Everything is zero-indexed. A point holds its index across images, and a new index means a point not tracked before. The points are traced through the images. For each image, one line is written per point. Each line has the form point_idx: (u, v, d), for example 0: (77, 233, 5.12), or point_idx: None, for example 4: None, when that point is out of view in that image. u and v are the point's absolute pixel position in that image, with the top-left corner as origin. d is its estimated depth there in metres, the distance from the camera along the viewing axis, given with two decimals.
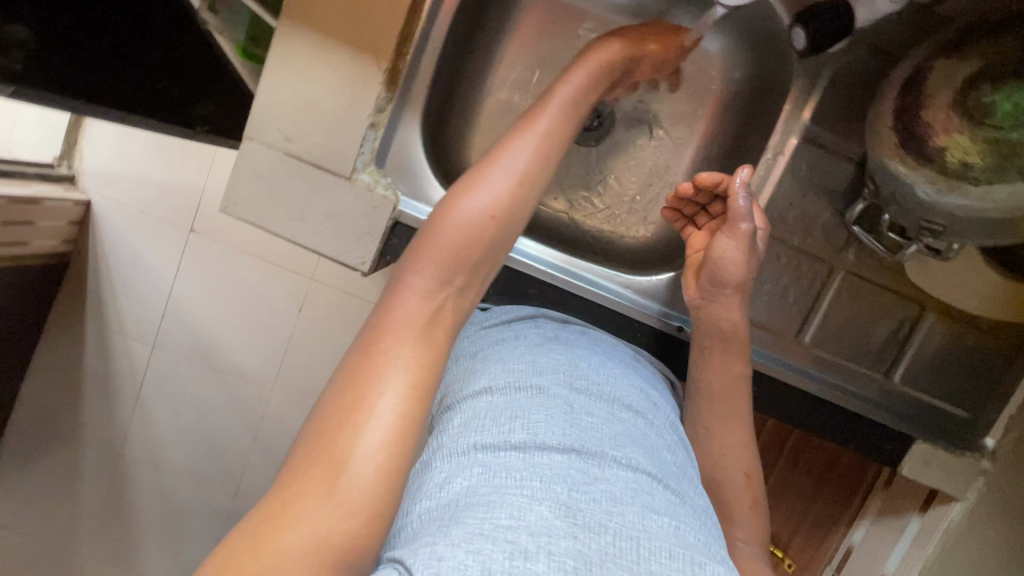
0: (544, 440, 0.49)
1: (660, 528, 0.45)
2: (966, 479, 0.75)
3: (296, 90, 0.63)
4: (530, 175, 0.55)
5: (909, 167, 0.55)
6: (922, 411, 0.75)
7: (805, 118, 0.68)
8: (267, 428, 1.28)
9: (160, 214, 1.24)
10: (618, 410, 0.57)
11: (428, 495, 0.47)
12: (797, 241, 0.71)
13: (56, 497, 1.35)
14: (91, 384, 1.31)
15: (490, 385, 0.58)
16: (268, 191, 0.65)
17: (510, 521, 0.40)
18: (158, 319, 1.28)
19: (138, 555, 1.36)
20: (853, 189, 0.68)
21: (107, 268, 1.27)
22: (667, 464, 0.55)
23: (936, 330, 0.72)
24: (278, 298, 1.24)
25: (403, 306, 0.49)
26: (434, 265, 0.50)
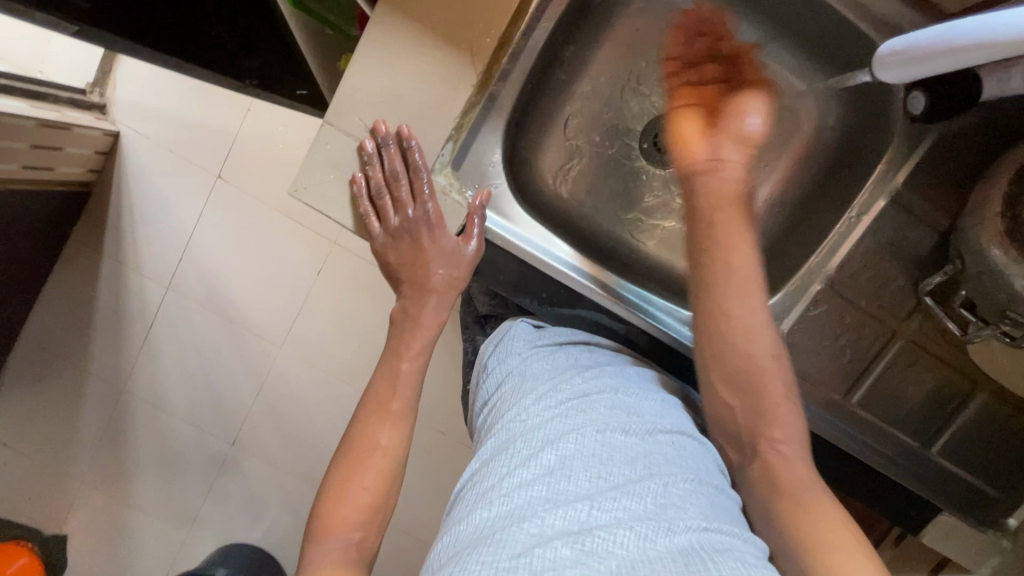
0: (571, 467, 0.50)
1: (679, 542, 0.43)
2: (982, 554, 0.76)
3: (381, 79, 0.61)
4: (398, 414, 0.63)
5: (1010, 257, 0.54)
6: (952, 486, 0.74)
7: (897, 183, 0.67)
8: (275, 386, 1.28)
9: (191, 157, 1.21)
10: (657, 433, 0.56)
11: (456, 527, 0.49)
12: (864, 303, 0.70)
13: (53, 425, 1.34)
14: (103, 318, 1.29)
15: (523, 407, 0.59)
16: (340, 180, 0.63)
17: (511, 562, 0.41)
18: (177, 263, 1.26)
19: (130, 493, 1.36)
20: (932, 260, 0.67)
21: (131, 206, 1.24)
22: (705, 479, 0.53)
23: (983, 409, 0.72)
24: (303, 262, 1.23)
25: (321, 563, 0.54)
26: (338, 526, 0.56)
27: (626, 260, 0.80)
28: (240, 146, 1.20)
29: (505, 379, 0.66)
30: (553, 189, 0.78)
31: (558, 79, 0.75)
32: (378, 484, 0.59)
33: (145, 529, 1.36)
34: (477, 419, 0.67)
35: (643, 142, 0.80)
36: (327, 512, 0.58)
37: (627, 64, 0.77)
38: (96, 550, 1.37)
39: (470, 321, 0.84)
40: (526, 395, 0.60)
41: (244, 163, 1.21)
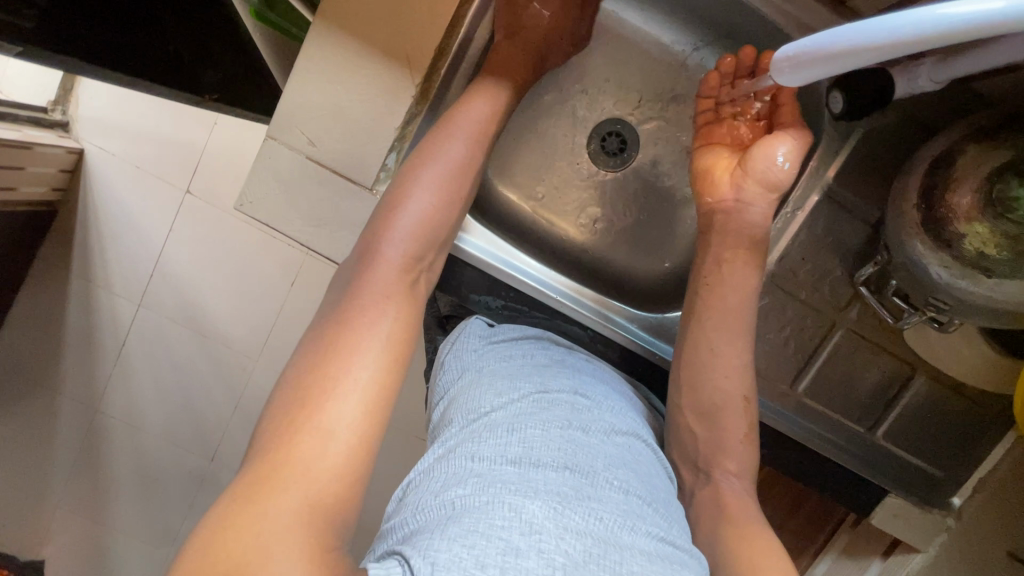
0: (540, 456, 0.48)
1: (641, 543, 0.45)
2: (930, 534, 0.78)
3: (322, 92, 0.62)
4: (468, 163, 0.65)
5: (929, 248, 0.57)
6: (897, 468, 0.77)
7: (828, 178, 0.69)
8: (249, 398, 1.27)
9: (155, 171, 1.21)
10: (612, 434, 0.57)
11: (425, 499, 0.46)
12: (805, 295, 0.72)
13: (26, 447, 1.32)
14: (72, 337, 1.28)
15: (487, 400, 0.57)
16: (287, 193, 0.65)
17: (503, 523, 0.40)
18: (147, 279, 1.25)
19: (107, 512, 1.34)
20: (864, 251, 0.70)
21: (97, 223, 1.23)
22: (656, 487, 0.55)
23: (924, 392, 0.74)
24: (272, 274, 1.22)
25: (375, 275, 0.56)
26: (406, 244, 0.59)
27: (577, 259, 0.82)
28: (206, 161, 1.19)
29: (460, 375, 0.64)
30: (506, 193, 0.80)
31: None
32: (427, 219, 0.61)
33: (122, 548, 1.35)
34: (432, 414, 0.65)
35: (591, 145, 0.82)
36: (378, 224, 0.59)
37: (571, 71, 0.81)
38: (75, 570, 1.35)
39: (430, 322, 0.84)
40: (490, 386, 0.59)
41: (208, 176, 1.20)
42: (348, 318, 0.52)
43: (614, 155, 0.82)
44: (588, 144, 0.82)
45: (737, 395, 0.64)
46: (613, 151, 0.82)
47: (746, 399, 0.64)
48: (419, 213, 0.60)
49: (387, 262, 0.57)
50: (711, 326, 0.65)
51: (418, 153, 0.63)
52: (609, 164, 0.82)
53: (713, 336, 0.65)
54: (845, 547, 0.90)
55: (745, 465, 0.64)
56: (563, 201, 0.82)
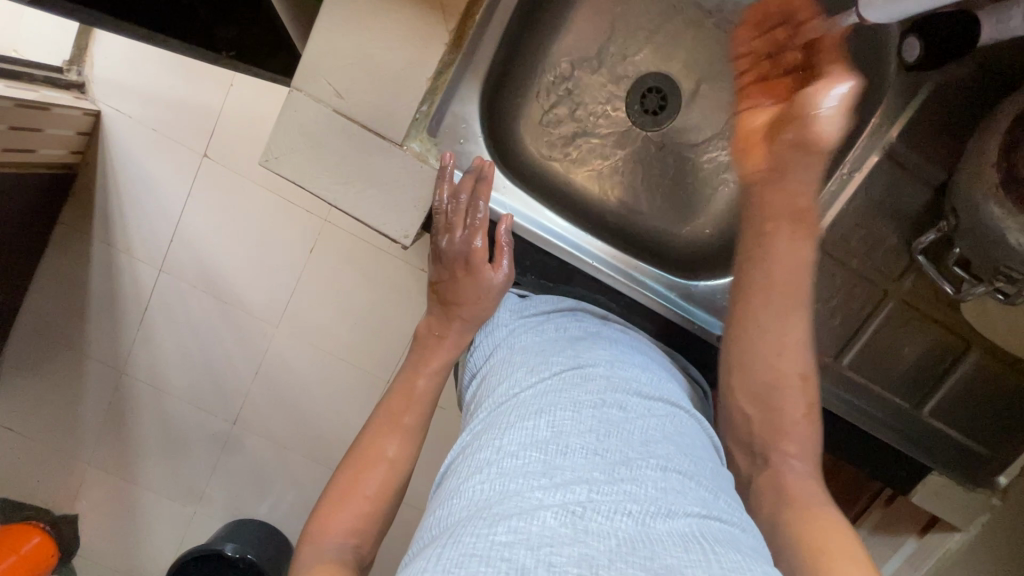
0: (567, 444, 0.45)
1: (678, 526, 0.39)
2: (972, 513, 0.77)
3: (349, 39, 0.59)
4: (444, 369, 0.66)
5: (1006, 210, 0.52)
6: (943, 447, 0.74)
7: (890, 137, 0.65)
8: (272, 363, 1.27)
9: (174, 133, 1.18)
10: (652, 405, 0.53)
11: (445, 505, 0.44)
12: (856, 264, 0.69)
13: (59, 408, 1.35)
14: (98, 302, 1.28)
15: (518, 380, 0.55)
16: (312, 150, 0.61)
17: (507, 536, 0.37)
18: (168, 243, 1.24)
19: (138, 472, 1.38)
20: (925, 218, 0.66)
21: (117, 187, 1.21)
22: (701, 460, 0.50)
23: (978, 368, 0.71)
24: (294, 238, 1.20)
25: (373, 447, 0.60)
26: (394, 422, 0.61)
27: (615, 225, 0.78)
28: (225, 122, 1.16)
29: (494, 352, 0.62)
30: (538, 152, 0.76)
31: (535, 39, 0.73)
32: (384, 475, 0.58)
33: (155, 505, 1.39)
34: (465, 394, 0.63)
35: (630, 101, 0.77)
36: (319, 521, 0.55)
37: (612, 21, 0.75)
38: (110, 525, 1.40)
39: None
40: (517, 368, 0.56)
41: (228, 138, 1.17)
42: (364, 461, 0.58)
43: (654, 114, 0.77)
44: (628, 104, 0.77)
45: (793, 375, 0.60)
46: (651, 110, 0.77)
47: (803, 377, 0.60)
48: (372, 464, 0.58)
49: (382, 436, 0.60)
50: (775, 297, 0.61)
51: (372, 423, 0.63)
52: (647, 121, 0.77)
53: (766, 317, 0.61)
54: (878, 523, 0.87)
55: (806, 446, 0.59)
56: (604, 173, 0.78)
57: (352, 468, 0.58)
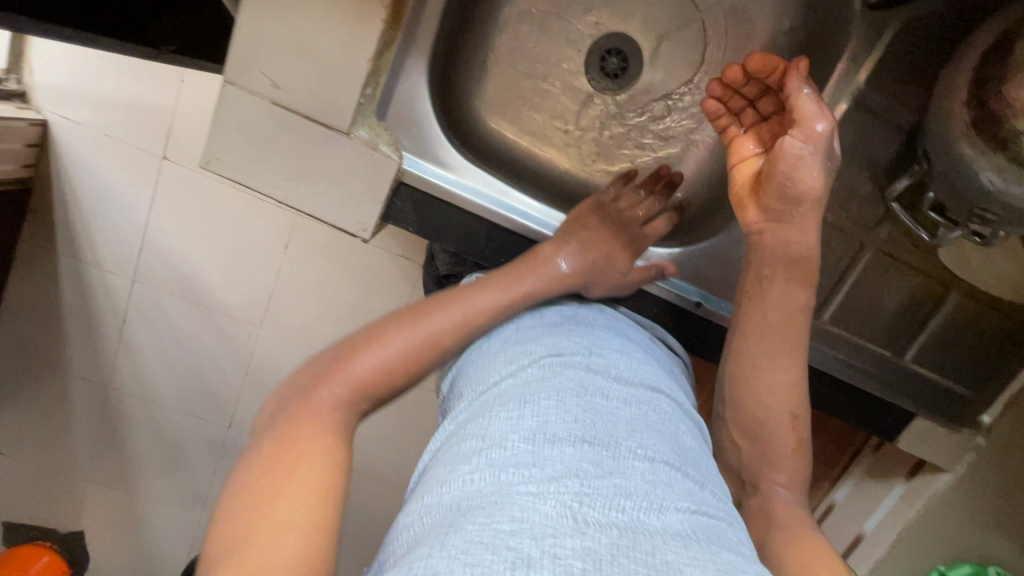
0: (556, 430, 0.43)
1: (672, 522, 0.38)
2: (959, 453, 0.77)
3: (279, 24, 0.54)
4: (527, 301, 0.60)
5: (979, 150, 0.51)
6: (928, 392, 0.74)
7: (858, 82, 0.62)
8: (260, 363, 1.25)
9: (128, 137, 1.10)
10: (635, 391, 0.50)
11: (431, 491, 0.41)
12: (831, 217, 0.67)
13: (49, 428, 1.33)
14: (73, 319, 1.25)
15: (499, 371, 0.52)
16: (255, 146, 0.58)
17: (512, 525, 0.34)
18: (138, 252, 1.19)
19: (138, 483, 1.37)
20: (898, 163, 0.64)
21: (77, 200, 1.16)
22: (686, 447, 0.48)
23: (957, 311, 0.70)
24: (267, 235, 1.15)
25: (434, 318, 0.56)
26: (459, 315, 0.56)
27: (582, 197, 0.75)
28: (181, 122, 1.08)
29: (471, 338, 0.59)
30: (499, 128, 0.73)
31: (484, 7, 0.70)
32: (419, 353, 0.54)
33: (159, 514, 1.38)
34: (439, 387, 0.60)
35: (590, 66, 0.74)
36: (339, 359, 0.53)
37: None
38: (117, 536, 1.41)
39: (429, 282, 0.82)
40: (494, 358, 0.54)
41: (187, 139, 1.09)
42: (414, 321, 0.55)
43: (616, 77, 0.74)
44: (588, 70, 0.74)
45: (785, 415, 0.61)
46: (613, 72, 0.74)
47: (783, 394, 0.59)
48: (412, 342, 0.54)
49: (437, 325, 0.55)
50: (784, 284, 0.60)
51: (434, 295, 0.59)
52: (608, 86, 0.74)
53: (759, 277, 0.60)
54: (867, 471, 0.89)
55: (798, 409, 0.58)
56: (571, 145, 0.75)
57: (394, 322, 0.55)
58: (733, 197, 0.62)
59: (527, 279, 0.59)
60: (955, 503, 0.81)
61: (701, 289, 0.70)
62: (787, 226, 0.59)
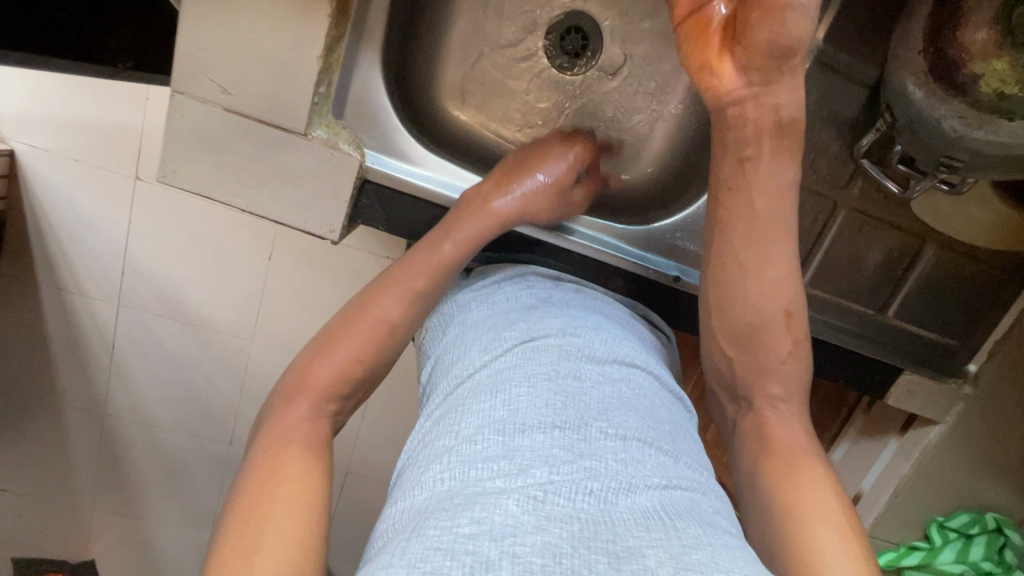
0: (524, 420, 0.43)
1: (640, 502, 0.38)
2: (948, 404, 0.77)
3: (224, 29, 0.53)
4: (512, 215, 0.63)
5: (938, 98, 0.51)
6: (912, 346, 0.74)
7: (818, 40, 0.62)
8: (254, 378, 1.22)
9: (98, 161, 1.05)
10: (610, 369, 0.49)
11: (409, 492, 0.42)
12: (802, 179, 0.67)
13: (49, 459, 1.31)
14: (60, 349, 1.22)
15: (473, 361, 0.51)
16: (212, 156, 0.57)
17: (472, 527, 0.35)
18: (121, 276, 1.15)
19: (144, 505, 1.36)
20: (864, 119, 0.64)
21: (53, 227, 1.11)
22: (661, 420, 0.48)
23: (935, 263, 0.70)
24: (248, 247, 1.10)
25: (374, 308, 0.58)
26: (399, 291, 0.59)
27: None
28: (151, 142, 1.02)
29: (450, 326, 0.59)
30: (464, 117, 0.72)
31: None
32: (378, 333, 0.58)
33: (170, 534, 1.38)
34: (421, 375, 0.60)
35: (550, 47, 0.73)
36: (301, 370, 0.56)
37: None
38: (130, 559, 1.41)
39: None
40: (469, 346, 0.53)
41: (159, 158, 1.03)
42: (360, 313, 0.58)
43: (578, 55, 0.73)
44: (547, 50, 0.73)
45: (777, 347, 0.57)
46: (574, 51, 0.73)
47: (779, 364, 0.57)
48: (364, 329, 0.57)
49: (380, 310, 0.58)
50: (772, 161, 0.54)
51: (377, 275, 0.61)
52: (571, 65, 0.73)
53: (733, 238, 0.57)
54: (860, 429, 0.89)
55: (786, 374, 0.58)
56: (539, 129, 0.74)
57: (344, 318, 0.59)
58: (693, 62, 0.53)
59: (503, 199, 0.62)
60: (947, 452, 0.81)
61: (679, 263, 0.70)
62: (771, 88, 0.52)
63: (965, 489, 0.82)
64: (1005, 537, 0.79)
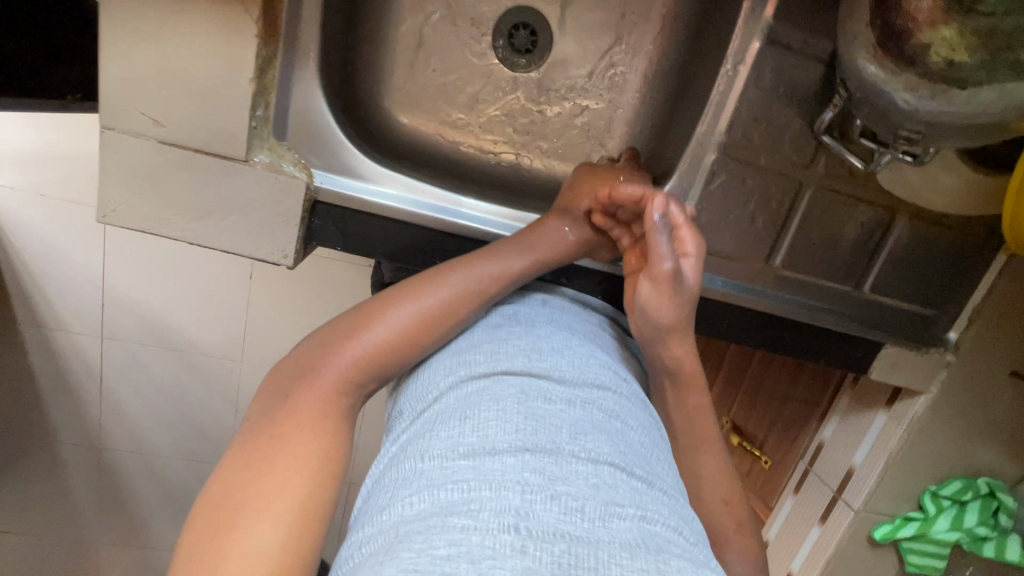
0: (495, 443, 0.42)
1: (617, 529, 0.37)
2: (932, 373, 0.77)
3: (149, 58, 0.51)
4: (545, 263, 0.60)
5: (888, 70, 0.49)
6: (891, 319, 0.73)
7: (767, 19, 0.60)
8: (247, 399, 1.20)
9: (67, 198, 1.00)
10: (581, 392, 0.48)
11: (376, 520, 0.41)
12: (764, 161, 0.65)
13: (49, 499, 1.30)
14: (46, 389, 1.19)
15: (438, 387, 0.50)
16: (154, 190, 0.55)
17: (448, 549, 0.34)
18: (100, 309, 1.11)
19: (151, 534, 1.35)
20: (822, 94, 0.62)
21: (26, 266, 1.06)
22: (635, 445, 0.46)
23: (906, 233, 0.69)
24: (225, 271, 1.07)
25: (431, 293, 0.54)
26: (459, 288, 0.55)
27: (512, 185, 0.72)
28: None
29: None
30: (418, 125, 0.70)
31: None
32: (426, 323, 0.53)
33: None
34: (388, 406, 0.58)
35: (498, 44, 0.71)
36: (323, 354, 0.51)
37: None
38: None
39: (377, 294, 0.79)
40: (434, 373, 0.52)
41: None
42: (411, 291, 0.54)
43: (528, 51, 0.72)
44: (496, 47, 0.71)
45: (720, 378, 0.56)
46: (523, 48, 0.72)
47: None
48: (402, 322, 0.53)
49: (437, 301, 0.54)
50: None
51: (428, 270, 0.57)
52: (523, 62, 0.72)
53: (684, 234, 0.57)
54: (848, 405, 0.89)
55: None
56: (494, 132, 0.72)
57: (389, 295, 0.54)
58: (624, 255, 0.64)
59: (541, 241, 0.60)
60: (936, 421, 0.79)
61: None
62: None
63: (955, 457, 0.81)
64: (998, 501, 0.78)
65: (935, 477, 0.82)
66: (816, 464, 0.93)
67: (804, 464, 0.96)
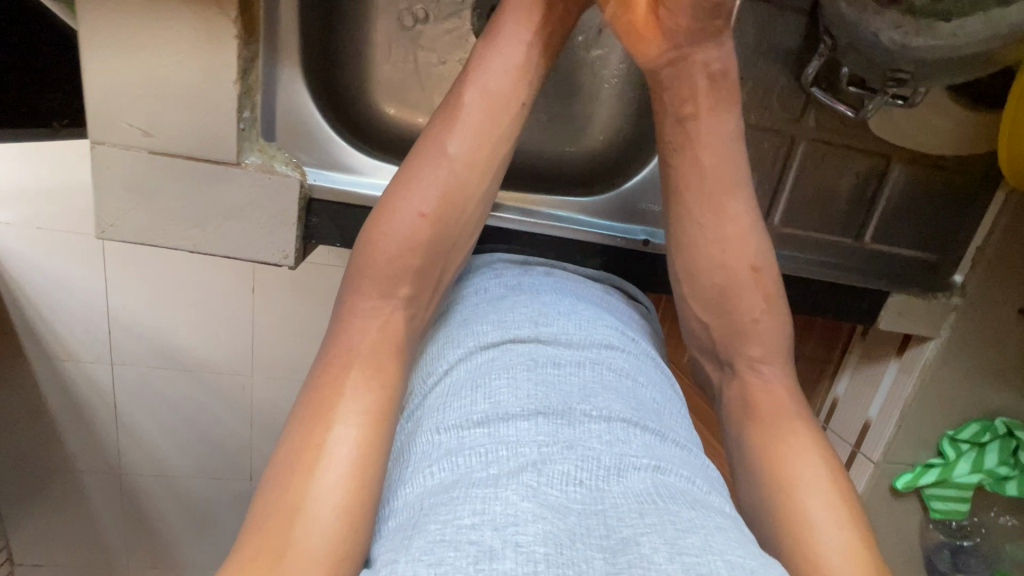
0: (508, 410, 0.42)
1: (633, 486, 0.38)
2: (940, 317, 0.76)
3: (131, 69, 0.51)
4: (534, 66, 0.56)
5: (872, 10, 0.49)
6: (895, 266, 0.73)
7: None
8: (262, 410, 1.20)
9: (64, 225, 1.01)
10: (589, 353, 0.49)
11: (399, 496, 0.41)
12: (754, 119, 0.65)
13: (76, 527, 1.31)
14: (62, 418, 1.19)
15: (448, 359, 0.50)
16: (150, 202, 0.55)
17: (473, 518, 0.34)
18: (108, 334, 1.11)
19: (179, 554, 1.36)
20: (806, 46, 0.62)
21: (29, 299, 1.07)
22: (647, 401, 0.47)
23: (903, 178, 0.69)
24: (227, 284, 1.07)
25: (440, 152, 0.53)
26: (465, 133, 0.53)
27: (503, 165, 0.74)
28: None
29: None
30: (405, 115, 0.70)
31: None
32: (452, 187, 0.52)
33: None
34: None
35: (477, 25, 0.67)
36: (372, 229, 0.52)
37: None
38: None
39: None
40: (443, 343, 0.52)
41: None
42: (419, 166, 0.52)
43: None
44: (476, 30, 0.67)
45: (741, 267, 0.55)
46: None
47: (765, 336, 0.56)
48: (437, 182, 0.52)
49: (454, 151, 0.53)
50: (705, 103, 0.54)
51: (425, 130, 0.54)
52: None
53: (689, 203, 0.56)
54: (859, 357, 0.88)
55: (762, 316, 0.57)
56: None
57: (400, 175, 0.53)
58: (652, 91, 0.56)
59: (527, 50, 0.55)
60: (948, 365, 0.79)
61: (644, 227, 0.69)
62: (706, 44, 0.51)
63: (969, 399, 0.82)
64: (1017, 439, 0.79)
65: (952, 421, 0.83)
66: (832, 421, 0.93)
67: (821, 422, 0.95)
